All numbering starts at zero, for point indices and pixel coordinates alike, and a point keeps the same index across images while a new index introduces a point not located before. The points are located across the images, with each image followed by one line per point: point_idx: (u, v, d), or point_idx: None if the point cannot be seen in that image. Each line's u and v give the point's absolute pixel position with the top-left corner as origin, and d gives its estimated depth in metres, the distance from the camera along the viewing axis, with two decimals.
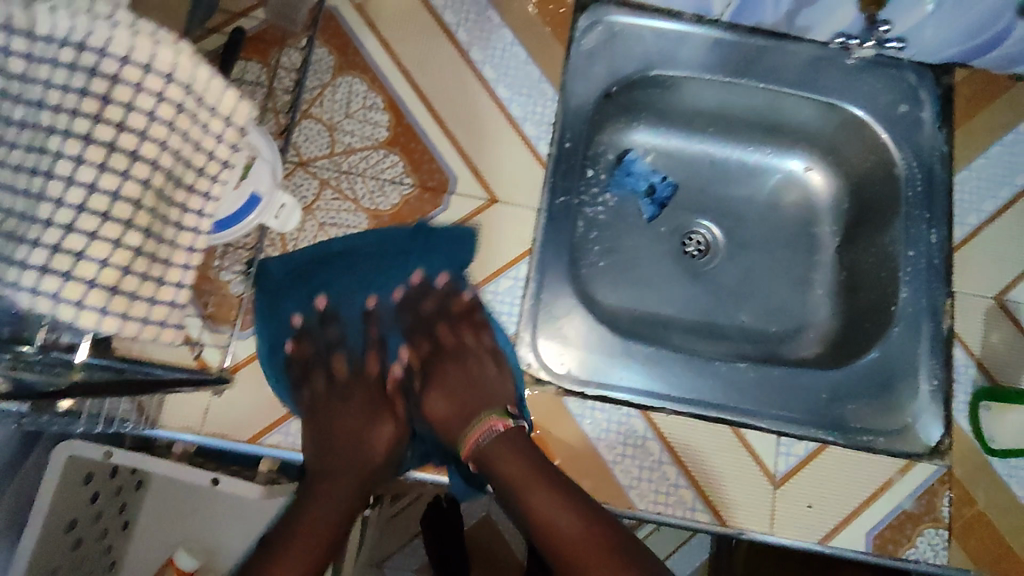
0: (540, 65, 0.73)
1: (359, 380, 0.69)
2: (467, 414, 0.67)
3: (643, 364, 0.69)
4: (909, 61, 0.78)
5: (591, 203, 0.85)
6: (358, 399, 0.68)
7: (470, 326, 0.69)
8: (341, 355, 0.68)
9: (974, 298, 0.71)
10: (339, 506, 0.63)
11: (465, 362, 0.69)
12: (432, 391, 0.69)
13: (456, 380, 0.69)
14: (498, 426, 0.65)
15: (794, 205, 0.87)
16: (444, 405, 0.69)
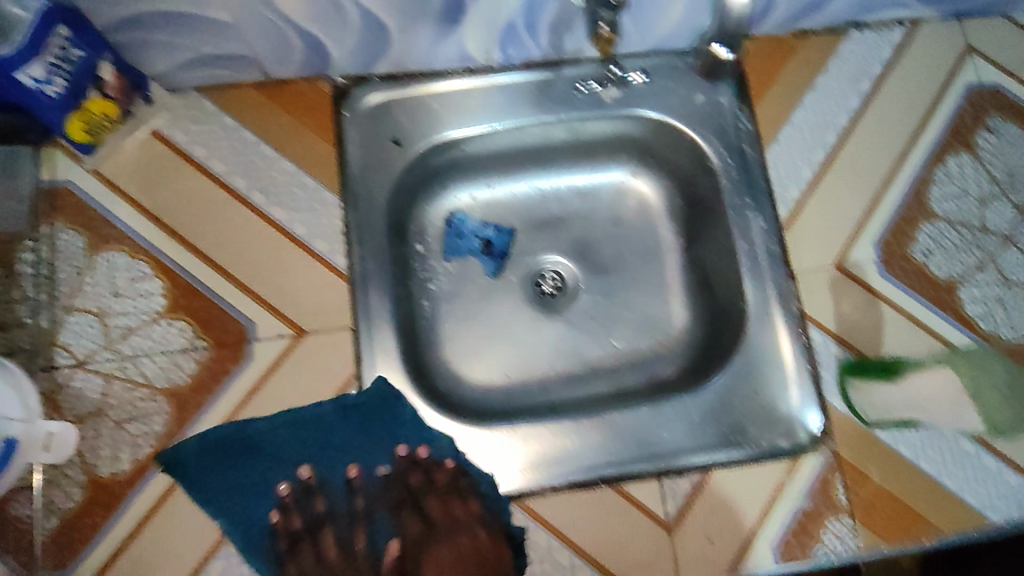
0: (313, 172, 0.67)
1: (354, 574, 0.62)
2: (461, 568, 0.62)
3: (602, 432, 0.66)
4: (693, 48, 0.75)
5: (431, 279, 0.80)
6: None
7: (462, 500, 0.63)
8: (332, 531, 0.62)
9: (814, 273, 0.70)
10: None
11: (455, 537, 0.63)
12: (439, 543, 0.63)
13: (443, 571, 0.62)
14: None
15: (633, 214, 0.84)
16: (448, 554, 0.62)
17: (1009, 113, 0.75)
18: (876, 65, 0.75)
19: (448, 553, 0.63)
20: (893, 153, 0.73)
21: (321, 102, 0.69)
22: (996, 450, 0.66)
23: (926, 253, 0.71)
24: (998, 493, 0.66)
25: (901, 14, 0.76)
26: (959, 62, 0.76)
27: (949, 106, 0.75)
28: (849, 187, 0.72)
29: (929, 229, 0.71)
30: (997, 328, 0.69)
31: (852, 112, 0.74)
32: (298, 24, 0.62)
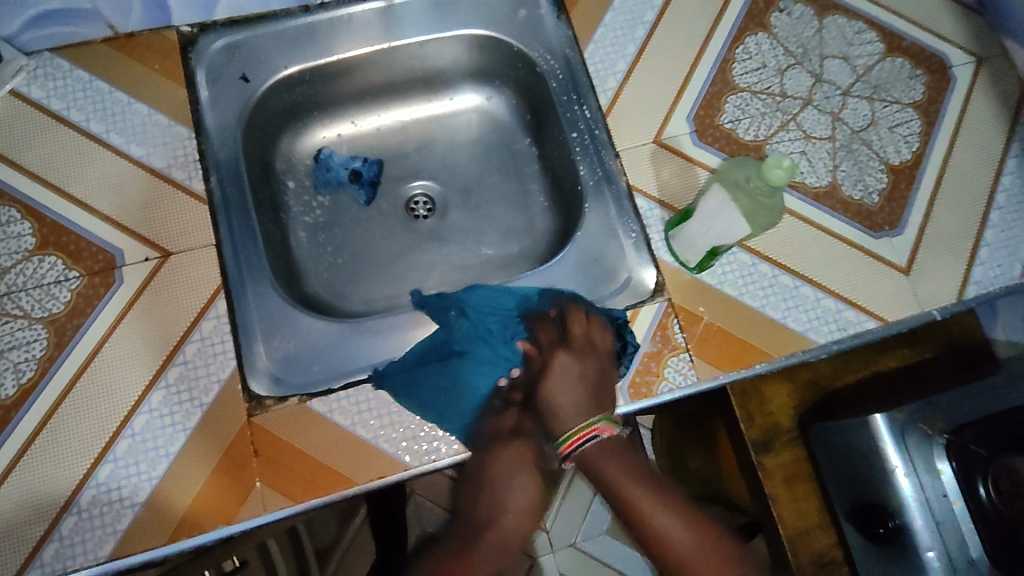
0: (166, 111, 0.74)
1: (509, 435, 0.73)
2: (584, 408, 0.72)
3: (553, 281, 0.76)
4: None
5: (306, 212, 0.86)
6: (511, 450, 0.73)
7: (593, 335, 0.73)
8: (514, 412, 0.76)
9: (637, 149, 0.78)
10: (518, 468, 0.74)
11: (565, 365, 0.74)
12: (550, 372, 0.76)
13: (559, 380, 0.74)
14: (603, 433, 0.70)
15: (489, 132, 0.91)
16: (567, 396, 0.73)
17: None
18: None
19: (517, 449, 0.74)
20: (697, 40, 0.82)
21: (170, 50, 0.76)
22: (811, 281, 0.74)
23: (735, 121, 0.79)
24: (817, 318, 0.73)
25: None
26: None
27: None
28: (660, 73, 0.81)
29: (735, 100, 0.80)
30: (803, 176, 0.78)
31: (656, 9, 0.83)
32: None
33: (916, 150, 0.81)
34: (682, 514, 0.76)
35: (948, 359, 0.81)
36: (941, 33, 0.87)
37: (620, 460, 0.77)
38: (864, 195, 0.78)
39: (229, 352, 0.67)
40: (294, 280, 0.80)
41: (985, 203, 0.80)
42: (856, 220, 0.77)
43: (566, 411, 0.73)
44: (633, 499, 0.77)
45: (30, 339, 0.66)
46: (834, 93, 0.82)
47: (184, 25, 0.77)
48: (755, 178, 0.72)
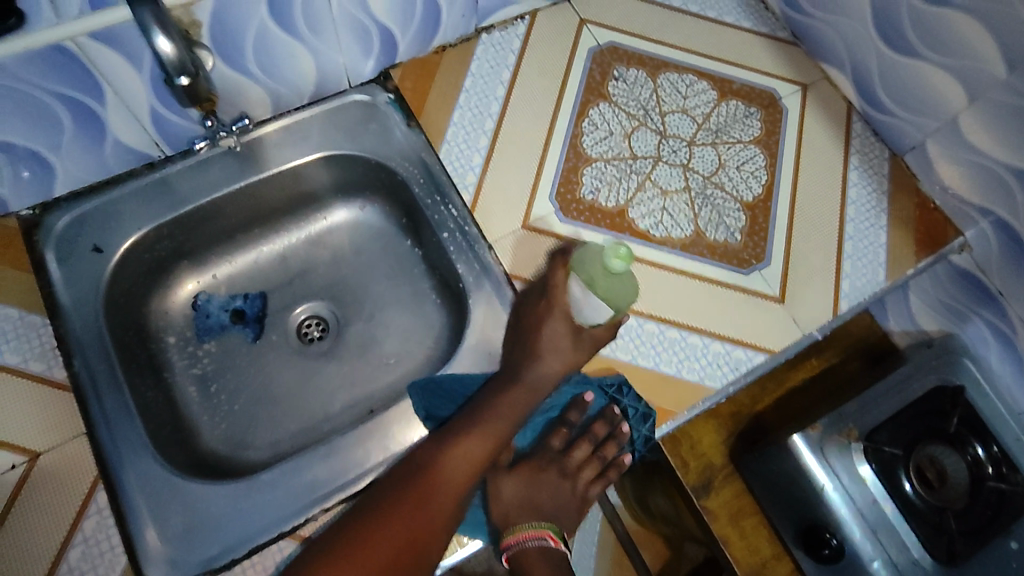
0: (18, 303, 0.71)
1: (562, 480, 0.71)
2: (534, 507, 0.69)
3: None
4: (351, 88, 0.86)
5: (191, 363, 0.82)
6: (547, 490, 0.70)
7: (600, 456, 0.72)
8: (553, 466, 0.71)
9: (506, 238, 0.80)
10: (531, 509, 0.69)
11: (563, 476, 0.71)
12: (523, 472, 0.71)
13: (546, 490, 0.70)
14: (547, 542, 0.66)
15: (370, 241, 0.91)
16: (530, 493, 0.69)
17: (628, 62, 0.91)
18: (510, 56, 0.89)
19: (544, 498, 0.69)
20: (544, 122, 0.86)
21: (11, 238, 0.74)
22: (696, 329, 0.77)
23: (595, 190, 0.82)
24: (710, 363, 0.75)
25: (518, 11, 0.91)
26: (576, 34, 0.92)
27: (579, 71, 0.89)
28: (514, 159, 0.83)
29: (590, 171, 0.83)
30: (668, 230, 0.81)
31: (500, 100, 0.87)
32: None
33: (766, 183, 0.86)
34: None
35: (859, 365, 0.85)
36: (765, 69, 0.93)
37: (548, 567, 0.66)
38: (727, 235, 0.82)
39: (117, 547, 0.63)
40: (187, 442, 0.76)
41: (838, 219, 0.85)
42: (725, 261, 0.81)
43: (515, 508, 0.69)
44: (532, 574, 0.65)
45: None
46: (680, 145, 0.86)
47: (24, 209, 0.75)
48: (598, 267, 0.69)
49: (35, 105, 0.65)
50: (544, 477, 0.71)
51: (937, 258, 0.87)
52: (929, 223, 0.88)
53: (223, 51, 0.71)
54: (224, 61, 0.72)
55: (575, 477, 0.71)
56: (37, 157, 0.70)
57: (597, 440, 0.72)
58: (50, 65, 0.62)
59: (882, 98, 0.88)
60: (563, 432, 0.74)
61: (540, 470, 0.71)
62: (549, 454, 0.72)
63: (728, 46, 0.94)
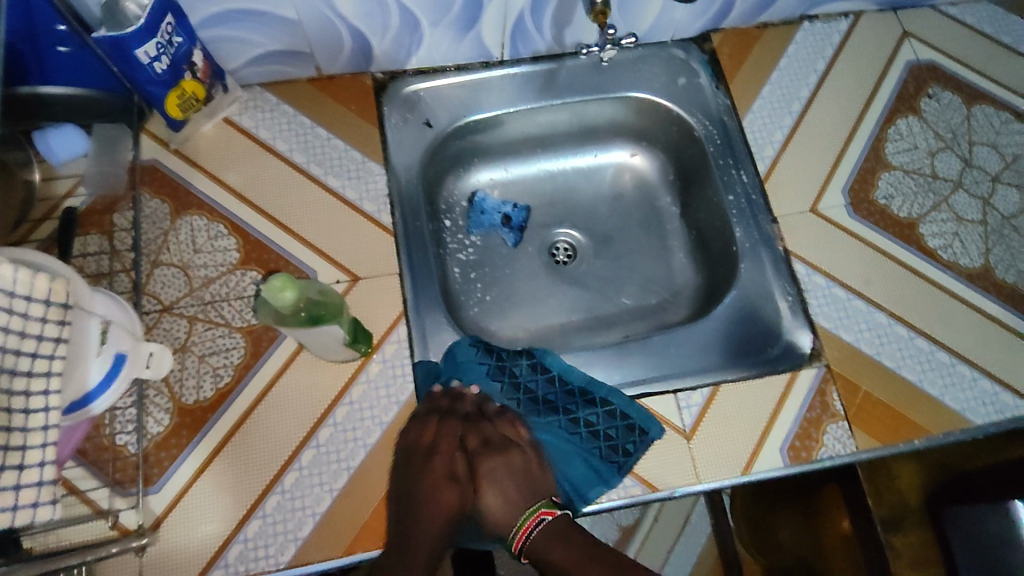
0: (361, 148, 0.80)
1: (515, 458, 0.70)
2: (517, 501, 0.68)
3: (704, 341, 0.78)
4: (671, 41, 0.90)
5: (459, 250, 0.90)
6: (502, 473, 0.69)
7: (508, 420, 0.72)
8: (495, 459, 0.70)
9: (794, 216, 0.81)
10: (519, 494, 0.68)
11: (504, 453, 0.70)
12: (484, 485, 0.69)
13: (500, 474, 0.69)
14: (549, 518, 0.66)
15: (633, 188, 0.96)
16: (496, 495, 0.69)
17: (945, 84, 0.89)
18: (828, 48, 0.90)
19: (500, 488, 0.69)
20: (851, 120, 0.86)
21: (366, 92, 0.83)
22: (968, 359, 0.75)
23: (889, 197, 0.82)
24: (975, 396, 0.74)
25: (845, 9, 0.92)
26: (898, 45, 0.91)
27: (893, 81, 0.89)
28: (814, 145, 0.85)
29: (888, 178, 0.83)
30: (956, 257, 0.80)
31: (811, 87, 0.88)
32: (352, 22, 0.77)
33: None
34: None
35: None
36: None
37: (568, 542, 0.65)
38: (1017, 279, 0.80)
39: (409, 376, 0.69)
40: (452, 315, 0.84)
41: None
42: (1009, 303, 0.79)
43: (500, 512, 0.68)
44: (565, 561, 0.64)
45: (226, 349, 0.69)
46: (983, 178, 0.84)
47: (378, 72, 0.84)
48: (303, 312, 0.60)
49: None
50: (501, 467, 0.69)
51: None
52: None
53: None
54: None
55: (509, 449, 0.70)
56: (418, 26, 0.79)
57: (487, 410, 0.73)
58: None
59: None
60: (474, 429, 0.71)
61: (491, 470, 0.70)
62: (476, 457, 0.70)
63: None
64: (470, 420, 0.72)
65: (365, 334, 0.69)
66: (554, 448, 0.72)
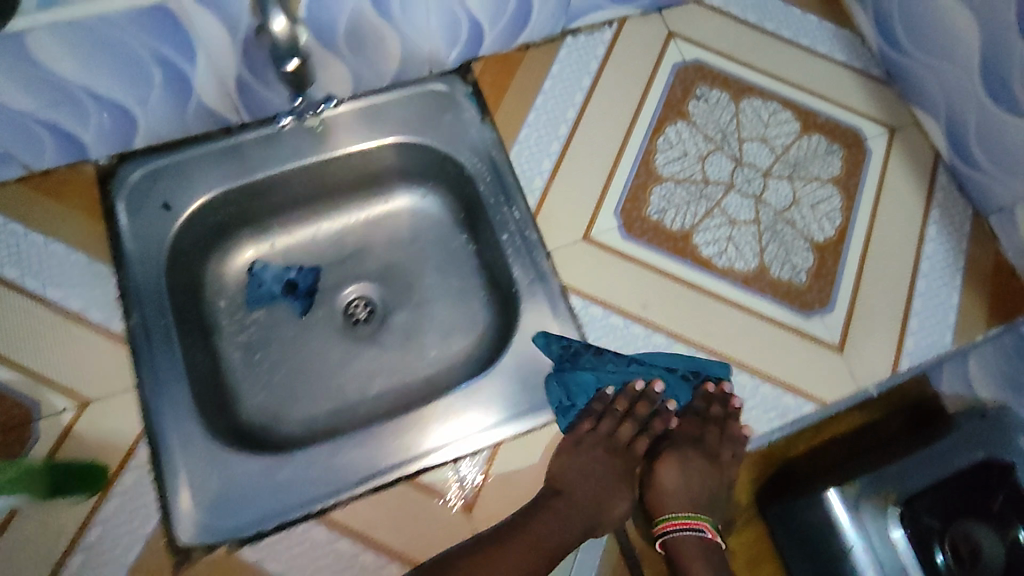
0: (85, 248, 0.72)
1: (709, 452, 0.74)
2: (697, 492, 0.73)
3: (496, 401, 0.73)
4: (430, 75, 0.85)
5: (240, 329, 0.84)
6: (697, 461, 0.74)
7: (690, 418, 0.77)
8: (692, 450, 0.75)
9: (567, 249, 0.78)
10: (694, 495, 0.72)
11: (693, 445, 0.75)
12: (669, 463, 0.74)
13: (690, 470, 0.73)
14: (706, 533, 0.71)
15: (425, 230, 0.91)
16: (673, 481, 0.73)
17: (712, 82, 0.88)
18: (592, 62, 0.87)
19: (680, 471, 0.74)
20: (618, 136, 0.84)
21: (86, 186, 0.75)
22: (747, 367, 0.75)
23: (662, 210, 0.81)
24: (755, 405, 0.74)
25: (606, 17, 0.89)
26: (662, 48, 0.89)
27: (660, 86, 0.87)
28: (582, 170, 0.82)
29: (659, 191, 0.81)
30: (731, 262, 0.79)
31: (577, 107, 0.85)
32: (39, 117, 0.67)
33: (839, 226, 0.82)
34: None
35: (899, 424, 0.79)
36: (854, 106, 0.89)
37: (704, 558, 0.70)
38: (792, 275, 0.79)
39: (150, 505, 0.66)
40: (229, 409, 0.78)
41: (910, 274, 0.81)
42: (787, 301, 0.78)
43: (672, 495, 0.73)
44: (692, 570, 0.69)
45: None
46: (755, 175, 0.84)
47: (100, 158, 0.76)
48: None
49: (126, 57, 0.63)
50: (689, 458, 0.74)
51: (1008, 327, 0.80)
52: (1007, 291, 0.82)
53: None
54: (345, 29, 0.71)
55: (707, 448, 0.74)
56: (122, 108, 0.70)
57: (649, 404, 0.74)
58: (149, 17, 0.60)
59: (974, 153, 0.83)
60: (631, 423, 0.75)
61: (688, 458, 0.74)
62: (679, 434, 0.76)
63: (817, 77, 0.90)
64: (631, 416, 0.75)
65: (86, 462, 0.65)
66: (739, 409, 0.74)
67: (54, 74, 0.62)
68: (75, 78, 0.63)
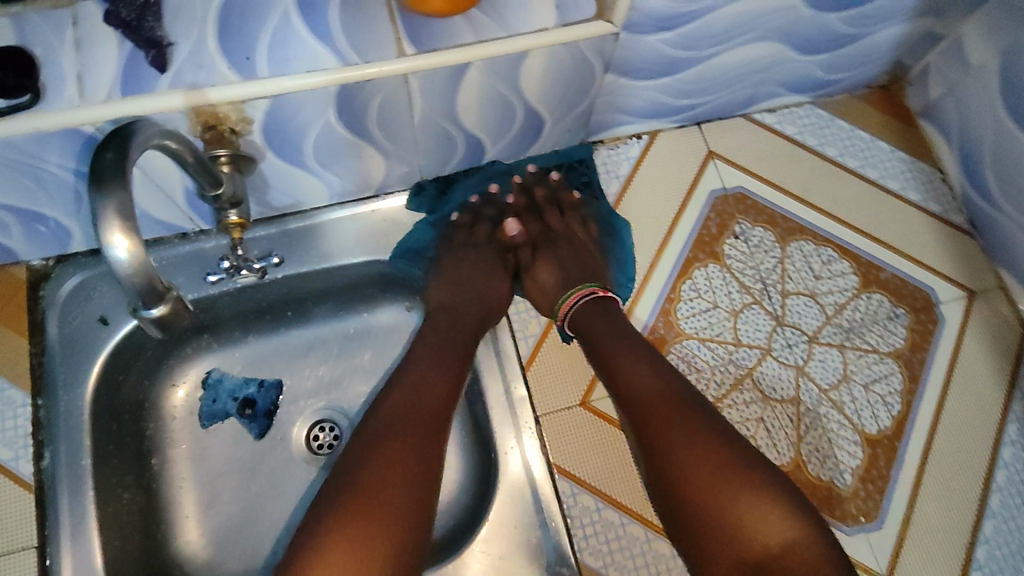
0: (6, 371, 0.65)
1: (568, 231, 0.73)
2: (569, 285, 0.69)
3: None
4: (423, 184, 0.74)
5: (185, 452, 0.73)
6: (563, 250, 0.72)
7: (580, 220, 0.74)
8: (547, 249, 0.73)
9: (557, 415, 0.66)
10: (572, 271, 0.70)
11: (570, 244, 0.73)
12: (541, 269, 0.71)
13: (566, 255, 0.72)
14: (596, 294, 0.67)
15: (408, 351, 0.79)
16: (553, 277, 0.70)
17: (755, 217, 0.75)
18: (614, 183, 0.75)
19: (554, 272, 0.71)
20: (635, 277, 0.72)
21: (15, 292, 0.67)
22: None
23: None
24: None
25: (636, 130, 0.76)
26: (699, 170, 0.76)
27: (693, 218, 0.74)
28: None
29: (679, 352, 0.69)
30: (761, 452, 0.66)
31: (590, 235, 0.73)
32: None
33: (897, 415, 0.68)
34: (698, 432, 0.53)
35: None
36: (926, 260, 0.74)
37: (608, 324, 0.63)
38: (835, 476, 0.65)
39: None
40: (161, 555, 0.68)
41: (984, 486, 0.66)
42: (825, 510, 0.64)
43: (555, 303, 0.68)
44: (606, 347, 0.61)
45: None
46: (798, 340, 0.70)
47: (35, 259, 0.68)
48: None
49: (44, 175, 0.55)
50: (560, 258, 0.71)
51: None
52: None
53: (285, 120, 0.56)
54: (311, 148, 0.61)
55: (573, 233, 0.73)
56: (56, 221, 0.62)
57: (499, 228, 0.74)
58: (63, 143, 0.51)
59: None
60: (491, 230, 0.74)
61: (557, 249, 0.72)
62: (537, 252, 0.73)
63: (881, 219, 0.76)
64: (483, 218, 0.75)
65: None
66: (623, 243, 0.73)
67: None
68: None
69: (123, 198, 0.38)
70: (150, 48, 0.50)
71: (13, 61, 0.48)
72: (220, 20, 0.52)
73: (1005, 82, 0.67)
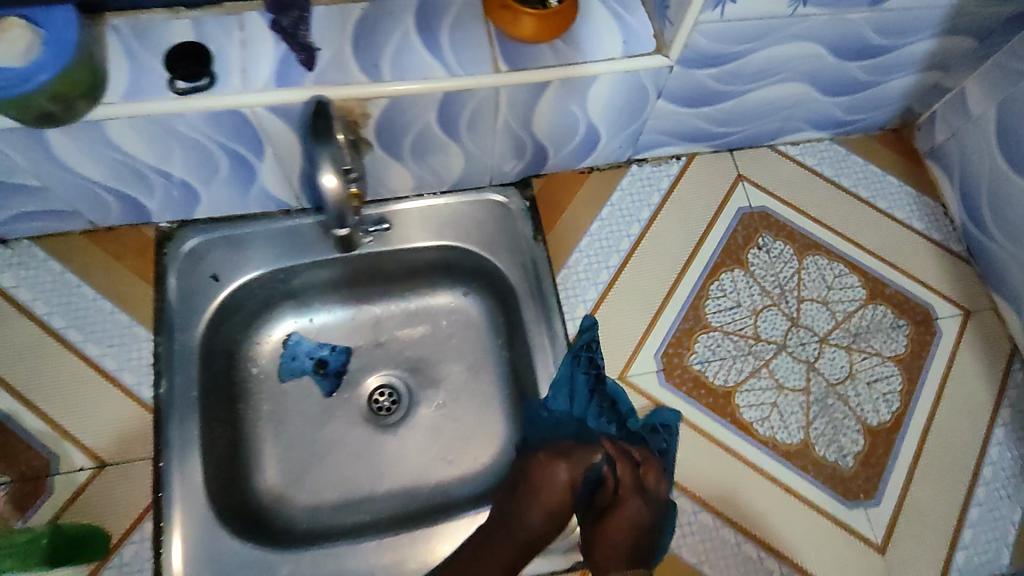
0: (132, 310, 0.75)
1: (652, 502, 0.69)
2: (635, 556, 0.67)
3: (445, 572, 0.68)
4: (491, 184, 0.86)
5: (265, 401, 0.83)
6: (635, 512, 0.69)
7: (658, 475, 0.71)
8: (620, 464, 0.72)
9: (597, 383, 0.77)
10: (632, 535, 0.68)
11: (653, 508, 0.69)
12: (612, 524, 0.68)
13: (637, 519, 0.68)
14: None
15: (462, 328, 0.90)
16: (627, 539, 0.67)
17: (777, 232, 0.85)
18: (655, 194, 0.87)
19: (624, 530, 0.68)
20: (670, 275, 0.82)
21: (146, 247, 0.78)
22: (778, 552, 0.71)
23: (705, 362, 0.78)
24: None
25: (676, 151, 0.88)
26: (730, 189, 0.88)
27: (724, 228, 0.85)
28: (627, 306, 0.80)
29: (707, 341, 0.79)
30: (774, 431, 0.75)
31: (632, 237, 0.84)
32: (104, 184, 0.69)
33: (896, 410, 0.77)
34: None
35: None
36: (926, 279, 0.85)
37: None
38: (838, 456, 0.75)
39: None
40: (243, 485, 0.77)
41: (971, 478, 0.75)
42: (828, 484, 0.74)
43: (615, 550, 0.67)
44: None
45: None
46: (811, 339, 0.80)
47: (164, 222, 0.79)
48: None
49: (199, 149, 0.66)
50: (637, 518, 0.68)
51: None
52: None
53: (397, 118, 0.69)
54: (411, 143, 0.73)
55: (646, 492, 0.70)
56: (188, 187, 0.72)
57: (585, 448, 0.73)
58: (225, 123, 0.63)
59: None
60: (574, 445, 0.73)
61: (629, 507, 0.69)
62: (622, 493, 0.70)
63: (888, 242, 0.86)
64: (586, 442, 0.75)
65: (88, 526, 0.66)
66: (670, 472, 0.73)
67: (127, 153, 0.65)
68: (145, 158, 0.66)
69: (332, 153, 0.57)
70: (302, 52, 0.62)
71: (193, 53, 0.60)
72: (355, 35, 0.65)
73: (999, 130, 0.79)
